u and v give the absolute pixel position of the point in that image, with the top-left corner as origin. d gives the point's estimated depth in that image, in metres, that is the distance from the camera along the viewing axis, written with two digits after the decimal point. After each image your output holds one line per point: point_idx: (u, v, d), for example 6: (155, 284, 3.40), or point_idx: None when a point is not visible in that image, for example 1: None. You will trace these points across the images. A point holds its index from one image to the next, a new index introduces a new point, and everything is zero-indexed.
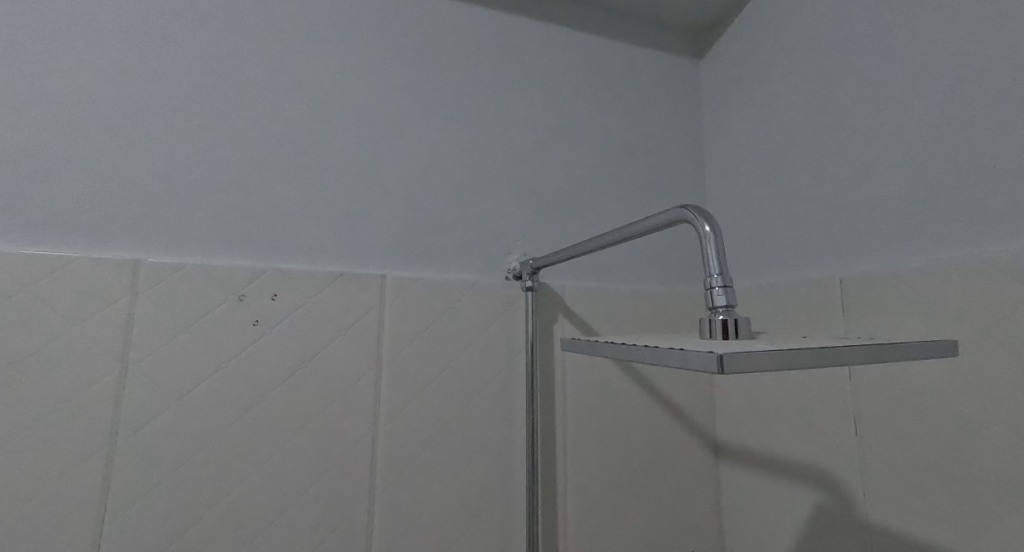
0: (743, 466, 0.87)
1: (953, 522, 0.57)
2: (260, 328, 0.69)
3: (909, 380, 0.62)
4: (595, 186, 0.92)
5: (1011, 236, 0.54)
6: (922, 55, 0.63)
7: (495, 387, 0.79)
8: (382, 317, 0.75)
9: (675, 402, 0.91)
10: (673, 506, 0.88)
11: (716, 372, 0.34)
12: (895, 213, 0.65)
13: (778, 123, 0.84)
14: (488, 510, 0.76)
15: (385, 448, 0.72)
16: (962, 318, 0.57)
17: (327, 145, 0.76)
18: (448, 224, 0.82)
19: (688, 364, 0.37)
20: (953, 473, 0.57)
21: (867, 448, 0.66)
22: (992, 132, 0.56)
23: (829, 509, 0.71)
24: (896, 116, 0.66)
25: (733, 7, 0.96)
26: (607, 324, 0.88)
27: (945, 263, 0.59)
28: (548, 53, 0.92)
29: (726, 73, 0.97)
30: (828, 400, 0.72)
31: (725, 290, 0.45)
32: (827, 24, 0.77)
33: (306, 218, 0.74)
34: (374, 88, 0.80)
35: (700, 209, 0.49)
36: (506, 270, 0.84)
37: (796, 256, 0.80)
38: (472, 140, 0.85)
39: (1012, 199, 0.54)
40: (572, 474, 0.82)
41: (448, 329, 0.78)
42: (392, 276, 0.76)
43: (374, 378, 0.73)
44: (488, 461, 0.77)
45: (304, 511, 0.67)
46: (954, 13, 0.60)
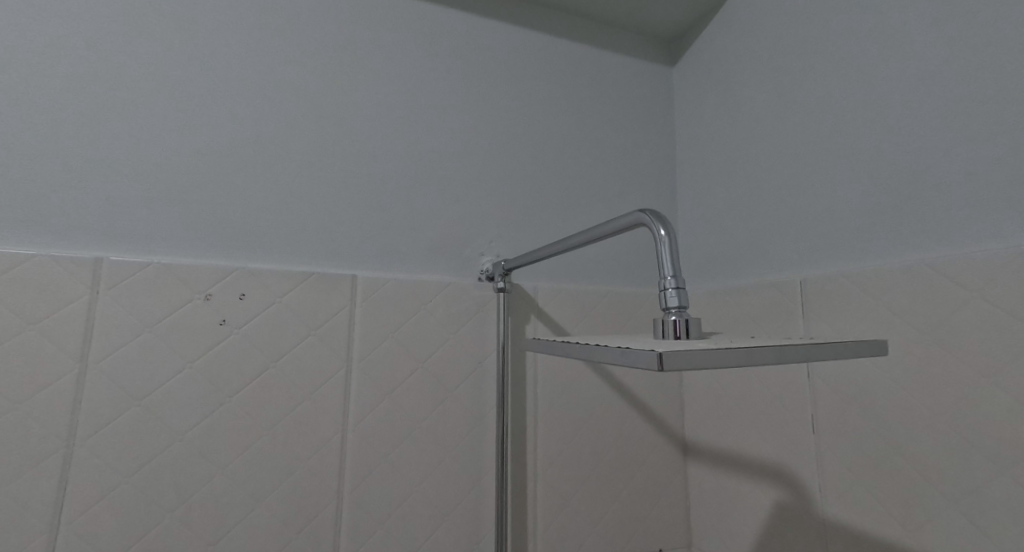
0: (709, 464, 0.89)
1: (901, 518, 0.59)
2: (226, 327, 0.68)
3: (861, 380, 0.64)
4: (568, 188, 0.93)
5: (954, 243, 0.56)
6: (878, 67, 0.65)
7: (465, 387, 0.80)
8: (352, 317, 0.75)
9: (645, 402, 0.93)
10: (641, 506, 0.89)
11: (655, 370, 0.36)
12: (853, 219, 0.67)
13: (746, 128, 0.86)
14: (457, 509, 0.77)
15: (354, 447, 0.72)
16: (909, 321, 0.59)
17: (298, 144, 0.76)
18: (420, 224, 0.82)
19: (633, 362, 0.38)
20: (901, 472, 0.59)
21: (823, 446, 0.69)
22: (938, 142, 0.58)
23: (788, 507, 0.73)
24: (854, 126, 0.68)
25: (705, 14, 0.97)
26: (579, 325, 0.89)
27: (895, 267, 0.61)
28: (524, 56, 0.93)
29: (697, 78, 0.99)
30: (788, 399, 0.74)
31: (678, 291, 0.46)
32: (791, 33, 0.79)
33: (276, 217, 0.74)
34: (346, 87, 0.80)
35: (658, 214, 0.50)
36: (479, 271, 0.84)
37: (760, 259, 0.82)
38: (445, 141, 0.85)
39: (954, 207, 0.56)
40: (542, 474, 0.83)
41: (418, 329, 0.78)
42: (363, 275, 0.76)
43: (343, 378, 0.73)
44: (458, 459, 0.78)
45: (270, 512, 0.67)
46: (907, 27, 0.62)
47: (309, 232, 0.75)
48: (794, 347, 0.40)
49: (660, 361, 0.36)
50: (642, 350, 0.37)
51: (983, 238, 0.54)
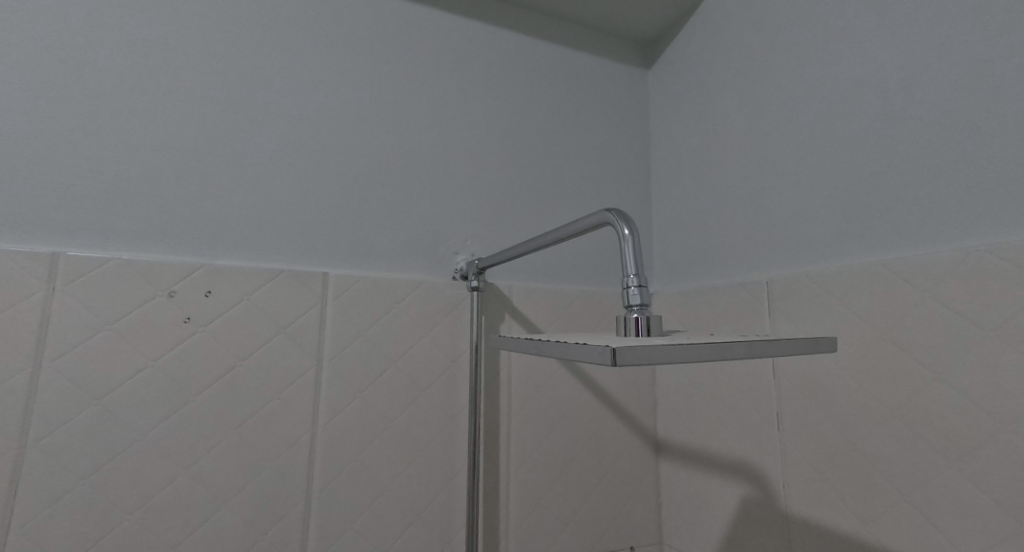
0: (680, 462, 0.90)
1: (858, 513, 0.61)
2: (191, 324, 0.67)
3: (823, 378, 0.66)
4: (543, 189, 0.93)
5: (908, 245, 0.58)
6: (840, 73, 0.67)
7: (437, 386, 0.80)
8: (323, 315, 0.74)
9: (618, 401, 0.94)
10: (613, 504, 0.90)
11: (609, 365, 0.36)
12: (817, 222, 0.69)
13: (716, 131, 0.88)
14: (427, 509, 0.77)
15: (323, 447, 0.71)
16: (867, 320, 0.61)
17: (268, 140, 0.75)
18: (393, 222, 0.81)
19: (587, 357, 0.39)
20: (858, 468, 0.61)
21: (787, 443, 0.70)
22: (894, 146, 0.60)
23: (754, 503, 0.74)
24: (817, 130, 0.70)
25: (679, 19, 0.99)
26: (553, 324, 0.90)
27: (855, 268, 0.63)
28: (500, 56, 0.93)
29: (671, 81, 1.00)
30: (755, 397, 0.76)
31: (640, 289, 0.47)
32: (759, 38, 0.81)
33: (244, 213, 0.72)
34: (319, 82, 0.79)
35: (623, 213, 0.50)
36: (453, 269, 0.84)
37: (730, 261, 0.83)
38: (420, 139, 0.85)
39: (908, 210, 0.58)
40: (514, 473, 0.83)
41: (390, 328, 0.78)
42: (334, 273, 0.76)
43: (313, 377, 0.72)
44: (429, 459, 0.78)
45: (236, 514, 0.66)
46: (867, 35, 0.64)
47: (280, 229, 0.74)
48: (748, 344, 0.40)
49: (614, 356, 0.36)
50: (597, 346, 0.38)
51: (935, 240, 0.56)
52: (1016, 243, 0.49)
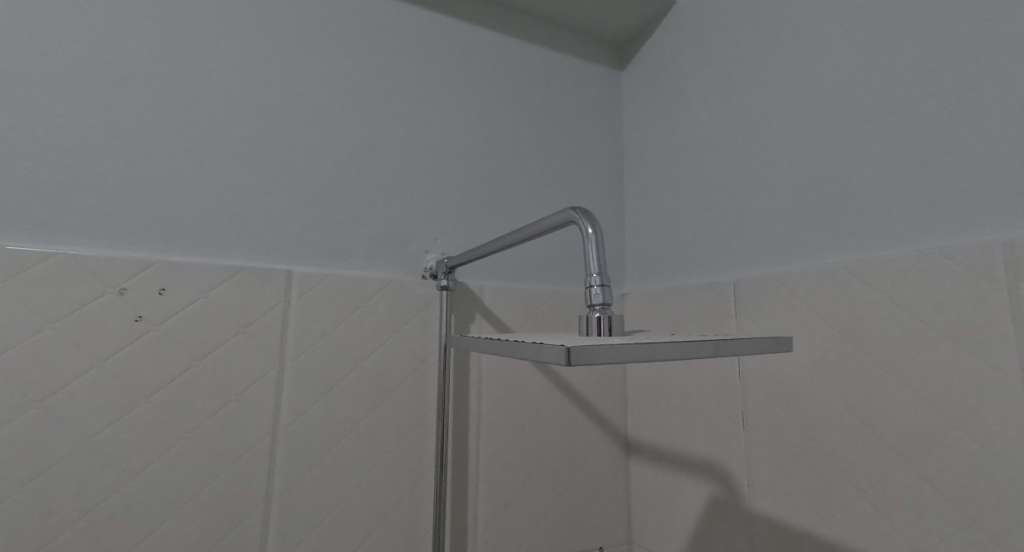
0: (650, 462, 0.90)
1: (819, 510, 0.62)
2: (143, 323, 0.64)
3: (786, 378, 0.67)
4: (515, 188, 0.93)
5: (867, 247, 0.59)
6: (804, 77, 0.69)
7: (405, 387, 0.78)
8: (287, 314, 0.72)
9: (589, 401, 0.93)
10: (583, 504, 0.90)
11: (563, 364, 0.36)
12: (782, 224, 0.70)
13: (687, 133, 0.89)
14: (393, 512, 0.75)
15: (285, 450, 0.69)
16: (828, 320, 0.62)
17: (231, 133, 0.73)
18: (361, 220, 0.80)
19: (545, 357, 0.38)
20: (819, 466, 0.62)
21: (752, 442, 0.71)
22: (855, 150, 0.61)
23: (720, 501, 0.75)
24: (783, 133, 0.71)
25: (652, 21, 1.00)
26: (524, 324, 0.89)
27: (817, 270, 0.64)
28: (474, 54, 0.93)
29: (644, 82, 1.01)
30: (722, 397, 0.76)
31: (602, 288, 0.46)
32: (729, 42, 0.82)
33: (203, 208, 0.70)
34: (285, 75, 0.77)
35: (588, 212, 0.50)
36: (423, 268, 0.83)
37: (699, 261, 0.84)
38: (390, 135, 0.83)
39: (867, 213, 0.60)
40: (483, 474, 0.83)
41: (357, 327, 0.76)
42: (298, 271, 0.73)
43: (275, 378, 0.70)
44: (396, 461, 0.76)
45: (189, 520, 0.64)
46: (830, 42, 0.65)
47: (241, 224, 0.72)
48: (706, 343, 0.40)
49: (569, 355, 0.36)
50: (553, 345, 0.37)
51: (892, 243, 0.57)
52: (968, 245, 0.50)
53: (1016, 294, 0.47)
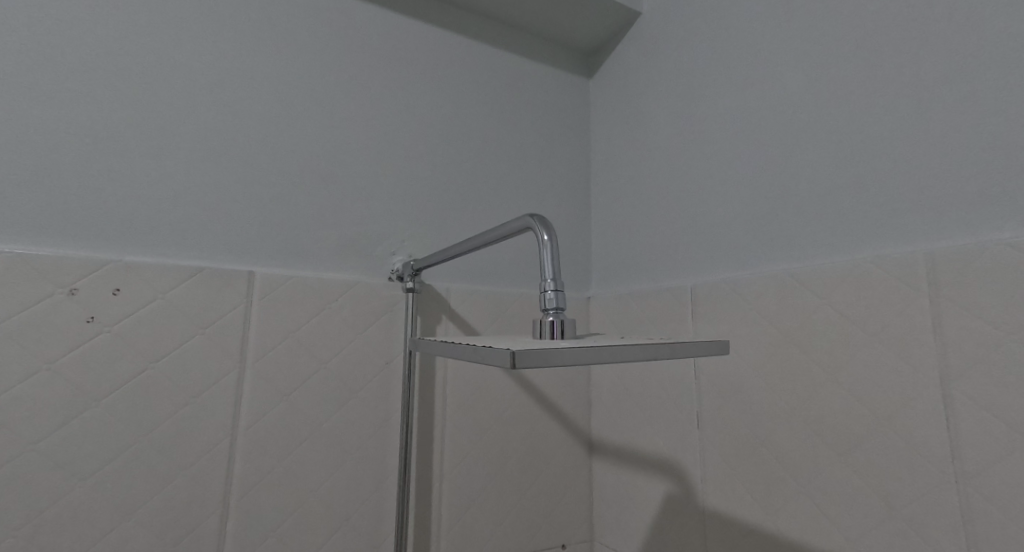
0: (611, 461, 0.93)
1: (764, 505, 0.65)
2: (95, 323, 0.63)
3: (736, 378, 0.70)
4: (483, 191, 0.94)
5: (810, 255, 0.63)
6: (756, 92, 0.72)
7: (369, 389, 0.78)
8: (248, 315, 0.71)
9: (553, 401, 0.95)
10: (546, 503, 0.92)
11: (508, 367, 0.37)
12: (734, 232, 0.73)
13: (649, 141, 0.91)
14: (355, 515, 0.75)
15: (244, 453, 0.69)
16: (775, 323, 0.66)
17: (191, 130, 0.72)
18: (326, 221, 0.79)
19: (493, 361, 0.40)
20: (765, 463, 0.65)
21: (705, 440, 0.74)
22: (799, 163, 0.65)
23: (675, 498, 0.78)
24: (736, 144, 0.74)
25: (617, 32, 1.03)
26: (490, 326, 0.91)
27: (766, 276, 0.67)
28: (442, 58, 0.94)
29: (610, 91, 1.04)
30: (678, 397, 0.79)
31: (556, 293, 0.48)
32: (688, 55, 0.85)
33: (160, 208, 0.69)
34: (249, 74, 0.76)
35: (544, 219, 0.52)
36: (389, 270, 0.83)
37: (659, 266, 0.87)
38: (357, 136, 0.84)
39: (810, 223, 0.63)
40: (447, 475, 0.83)
41: (320, 329, 0.76)
42: (260, 272, 0.73)
43: (234, 380, 0.69)
44: (358, 463, 0.76)
45: (142, 525, 0.63)
46: (779, 60, 0.69)
47: (202, 224, 0.71)
48: (663, 345, 0.43)
49: (515, 358, 0.38)
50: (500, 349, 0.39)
51: (831, 252, 0.61)
52: (896, 255, 0.54)
53: (936, 302, 0.50)
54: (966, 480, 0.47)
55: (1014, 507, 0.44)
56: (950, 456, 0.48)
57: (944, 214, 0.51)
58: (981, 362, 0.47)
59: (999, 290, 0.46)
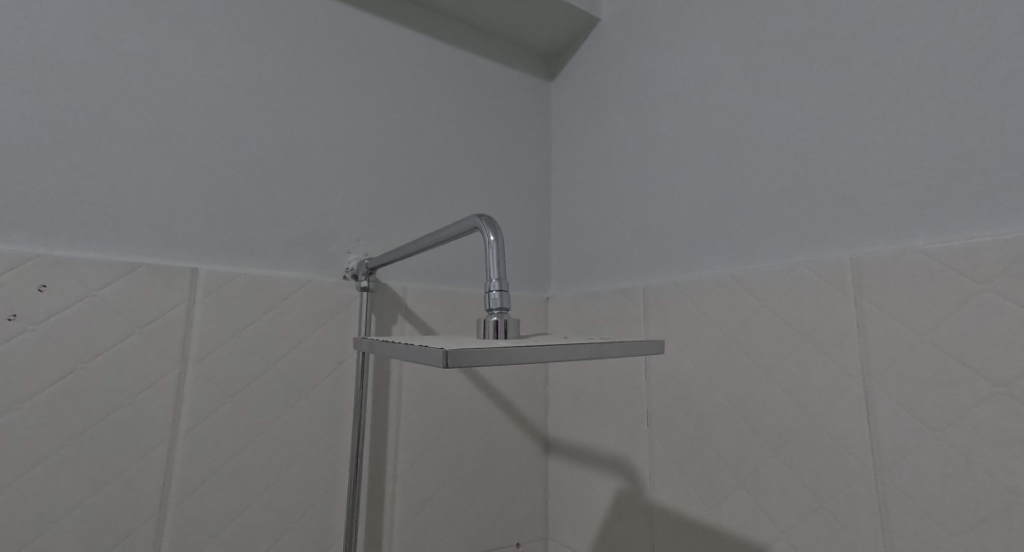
0: (567, 460, 0.94)
1: (706, 499, 0.67)
2: (17, 321, 0.59)
3: (683, 377, 0.72)
4: (441, 191, 0.94)
5: (750, 260, 0.66)
6: (703, 100, 0.75)
7: (320, 389, 0.77)
8: (190, 314, 0.69)
9: (510, 401, 0.96)
10: (501, 502, 0.92)
11: (441, 366, 0.38)
12: (683, 235, 0.75)
13: (606, 144, 0.93)
14: (303, 518, 0.73)
15: (183, 456, 0.66)
16: (718, 324, 0.68)
17: (130, 120, 0.68)
18: (277, 217, 0.77)
19: (427, 360, 0.40)
20: (707, 459, 0.68)
21: (654, 438, 0.76)
22: (743, 170, 0.68)
23: (626, 495, 0.80)
24: (686, 151, 0.77)
25: (578, 36, 1.04)
26: (447, 326, 0.90)
27: (711, 278, 0.70)
28: (402, 56, 0.93)
29: (570, 94, 1.05)
30: (630, 396, 0.81)
31: (500, 294, 0.49)
32: (642, 62, 0.87)
33: (95, 200, 0.65)
34: (194, 63, 0.74)
35: (491, 220, 0.52)
36: (344, 268, 0.82)
37: (613, 268, 0.88)
38: (311, 131, 0.82)
39: (751, 228, 0.66)
40: (400, 476, 0.82)
41: (269, 328, 0.74)
42: (205, 269, 0.70)
43: (174, 381, 0.67)
44: (307, 465, 0.74)
45: (69, 533, 0.59)
46: (726, 70, 0.72)
47: (141, 218, 0.68)
48: (615, 343, 0.45)
49: (448, 357, 0.38)
50: (433, 347, 0.39)
51: (770, 257, 0.63)
52: (827, 260, 0.57)
53: (860, 304, 0.53)
54: (883, 472, 0.50)
55: (923, 496, 0.47)
56: (870, 449, 0.51)
57: (869, 221, 0.54)
58: (898, 361, 0.50)
59: (912, 292, 0.49)
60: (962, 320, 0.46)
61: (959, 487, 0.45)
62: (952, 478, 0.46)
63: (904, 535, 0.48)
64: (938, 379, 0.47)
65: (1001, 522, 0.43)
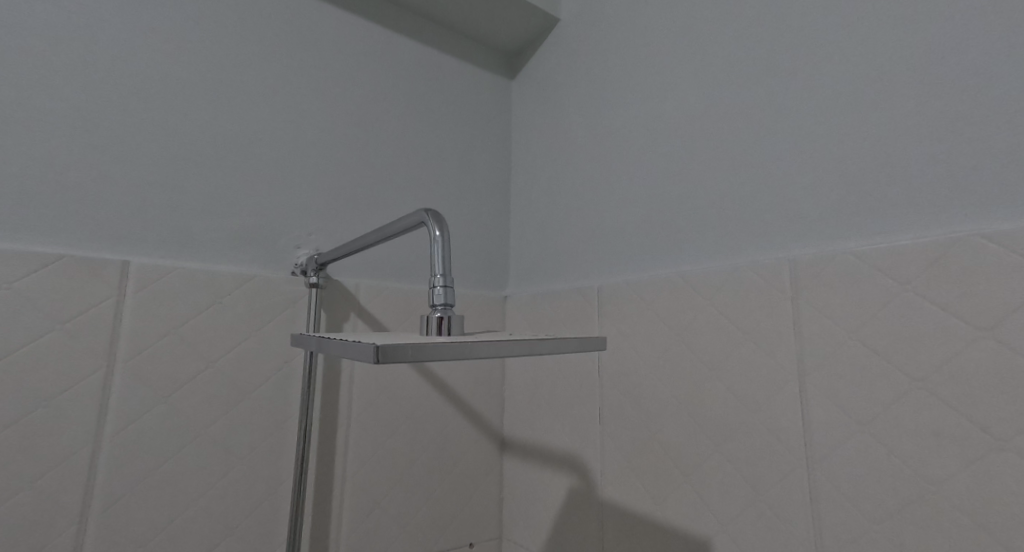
0: (521, 458, 0.94)
1: (653, 495, 0.68)
2: None
3: (633, 375, 0.73)
4: (396, 186, 0.92)
5: (697, 260, 0.67)
6: (657, 101, 0.76)
7: (264, 389, 0.74)
8: (119, 310, 0.64)
9: (466, 400, 0.95)
10: (454, 502, 0.91)
11: (371, 363, 0.36)
12: (636, 235, 0.76)
13: (564, 143, 0.93)
14: (242, 524, 0.70)
15: (109, 461, 0.62)
16: (667, 323, 0.69)
17: (53, 100, 0.63)
18: (220, 208, 0.74)
19: (356, 357, 0.38)
20: (655, 455, 0.69)
21: (605, 435, 0.76)
22: (692, 172, 0.69)
23: (577, 492, 0.80)
24: (639, 151, 0.78)
25: (538, 35, 1.04)
26: (401, 324, 0.88)
27: (661, 278, 0.71)
28: (357, 46, 0.91)
29: (530, 92, 1.05)
30: (583, 394, 0.82)
31: (444, 289, 0.48)
32: (599, 62, 0.88)
33: (10, 184, 0.60)
34: (126, 44, 0.69)
35: (438, 214, 0.52)
36: (293, 264, 0.79)
37: (569, 266, 0.89)
38: (257, 120, 0.78)
39: (697, 228, 0.68)
40: (349, 478, 0.80)
41: (208, 325, 0.70)
42: (137, 262, 0.66)
43: (100, 381, 0.62)
44: (248, 468, 0.71)
45: None
46: (677, 74, 0.73)
47: (64, 207, 0.63)
48: (570, 338, 0.46)
49: (379, 354, 0.36)
50: (362, 344, 0.38)
51: (716, 257, 0.65)
52: (769, 261, 0.58)
53: (797, 304, 0.55)
54: (815, 465, 0.52)
55: (850, 487, 0.49)
56: (803, 443, 0.53)
57: (806, 224, 0.56)
58: (830, 357, 0.52)
59: (843, 293, 0.52)
60: (887, 319, 0.48)
61: (881, 478, 0.47)
62: (876, 469, 0.48)
63: (832, 524, 0.50)
64: (865, 377, 0.49)
65: (916, 511, 0.45)
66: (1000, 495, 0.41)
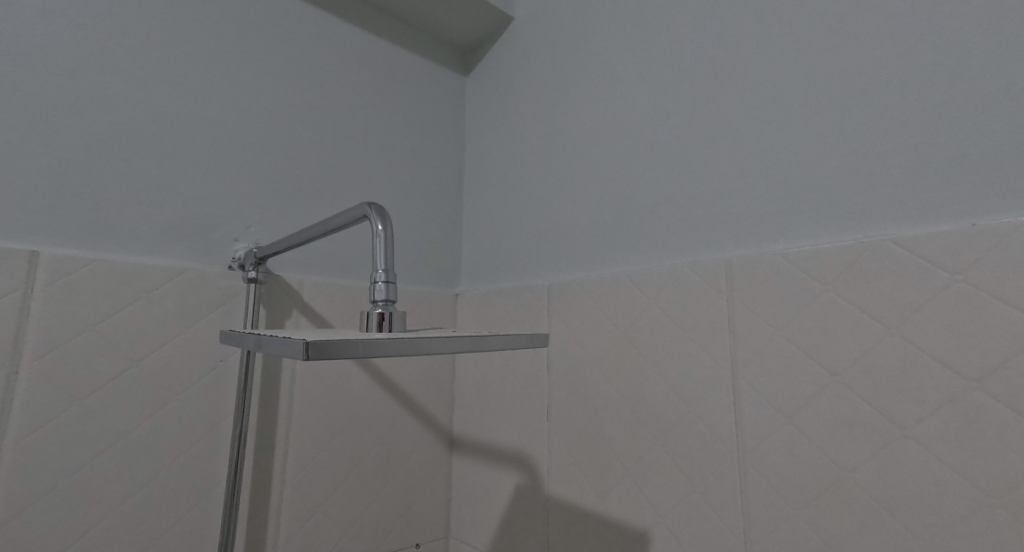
0: (470, 456, 0.93)
1: (597, 489, 0.70)
2: None
3: (580, 372, 0.74)
4: (343, 178, 0.89)
5: (641, 259, 0.69)
6: (605, 104, 0.77)
7: (194, 390, 0.69)
8: (27, 304, 0.59)
9: (414, 399, 0.93)
10: (400, 503, 0.89)
11: (302, 359, 0.35)
12: (584, 234, 0.78)
13: (516, 140, 0.93)
14: (168, 532, 0.66)
15: (11, 469, 0.57)
16: (612, 321, 0.71)
17: None
18: (146, 196, 0.69)
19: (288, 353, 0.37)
20: (598, 450, 0.70)
21: (552, 431, 0.77)
22: (638, 173, 0.71)
23: (524, 489, 0.81)
24: (588, 152, 0.79)
25: (492, 33, 1.04)
26: (346, 322, 0.86)
27: (607, 276, 0.72)
28: (302, 32, 0.87)
29: (483, 89, 1.05)
30: (531, 391, 0.82)
31: (386, 285, 0.47)
32: (550, 62, 0.89)
33: None
34: (38, 14, 0.63)
35: (381, 208, 0.50)
36: (230, 257, 0.75)
37: (519, 265, 0.89)
38: (190, 104, 0.74)
39: (641, 229, 0.70)
40: (288, 480, 0.77)
41: (131, 321, 0.65)
42: (48, 252, 0.61)
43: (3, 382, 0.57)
44: (175, 473, 0.67)
45: None
46: (625, 78, 0.75)
47: None
48: (518, 335, 0.46)
49: (310, 350, 0.35)
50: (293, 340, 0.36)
51: (659, 257, 0.67)
52: (707, 262, 0.61)
53: (731, 302, 0.58)
54: (745, 456, 0.55)
55: (776, 476, 0.52)
56: (734, 435, 0.56)
57: (742, 227, 0.59)
58: (760, 353, 0.55)
59: (772, 293, 0.55)
60: (809, 317, 0.52)
61: (802, 467, 0.51)
62: (798, 458, 0.51)
63: (759, 511, 0.53)
64: (790, 371, 0.52)
65: (832, 495, 0.49)
66: (902, 480, 0.45)
